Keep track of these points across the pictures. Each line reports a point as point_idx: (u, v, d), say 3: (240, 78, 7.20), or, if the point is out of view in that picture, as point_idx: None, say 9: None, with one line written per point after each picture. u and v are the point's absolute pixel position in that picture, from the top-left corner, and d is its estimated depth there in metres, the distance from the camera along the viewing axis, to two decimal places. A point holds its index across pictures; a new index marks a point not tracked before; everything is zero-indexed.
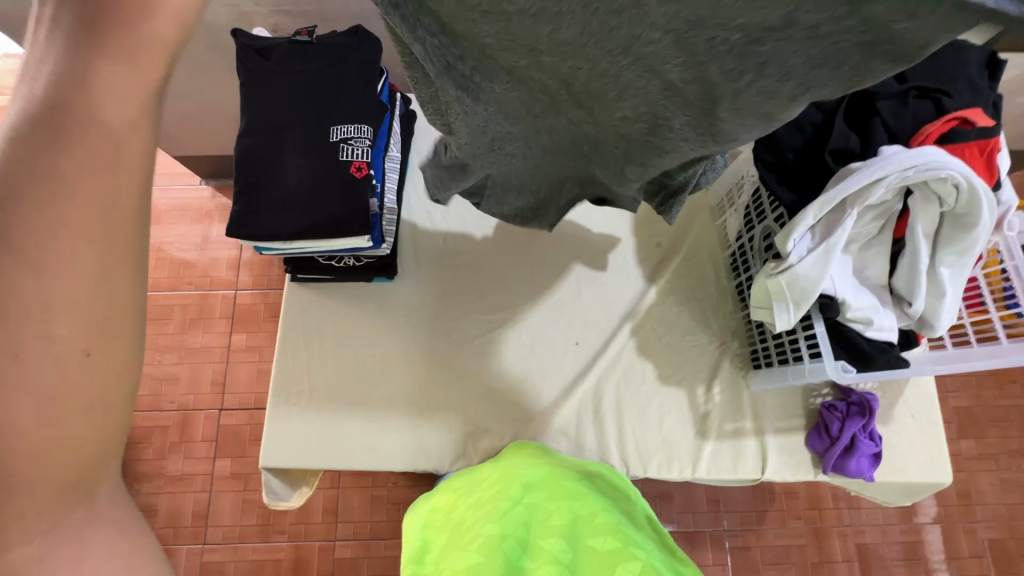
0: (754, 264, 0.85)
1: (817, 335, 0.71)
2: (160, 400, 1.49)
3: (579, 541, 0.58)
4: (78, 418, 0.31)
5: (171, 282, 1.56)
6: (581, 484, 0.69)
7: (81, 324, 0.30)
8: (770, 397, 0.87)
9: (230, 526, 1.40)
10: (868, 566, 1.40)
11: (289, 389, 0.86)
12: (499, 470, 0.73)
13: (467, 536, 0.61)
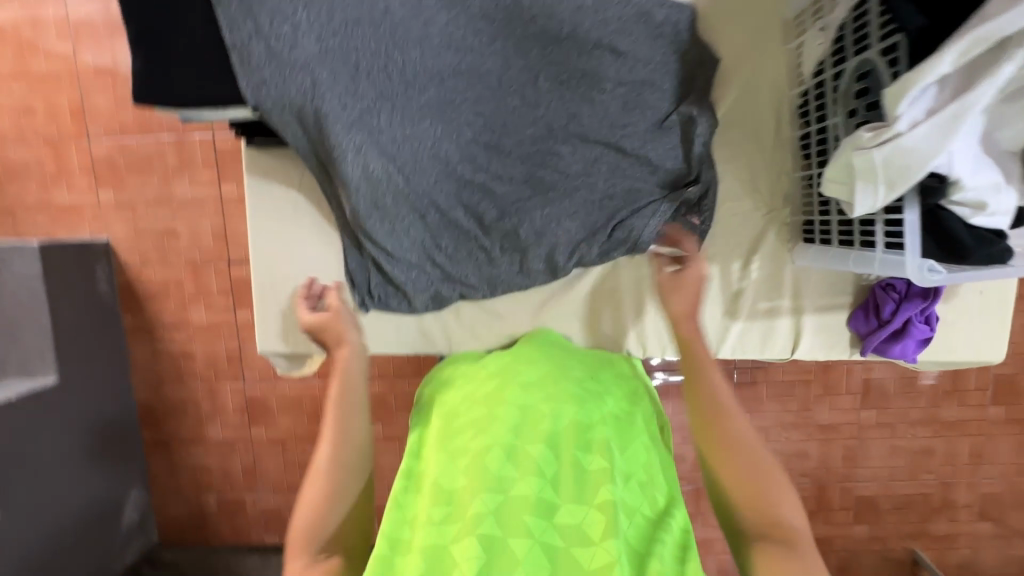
0: (833, 112, 0.78)
1: (904, 222, 0.69)
2: (167, 254, 1.47)
3: (563, 451, 0.59)
4: None
5: (143, 126, 1.42)
6: (580, 390, 0.68)
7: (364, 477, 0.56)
8: (814, 275, 0.94)
9: (264, 367, 1.50)
10: (871, 398, 1.46)
11: (269, 272, 1.00)
12: (497, 367, 0.74)
13: (454, 441, 0.62)
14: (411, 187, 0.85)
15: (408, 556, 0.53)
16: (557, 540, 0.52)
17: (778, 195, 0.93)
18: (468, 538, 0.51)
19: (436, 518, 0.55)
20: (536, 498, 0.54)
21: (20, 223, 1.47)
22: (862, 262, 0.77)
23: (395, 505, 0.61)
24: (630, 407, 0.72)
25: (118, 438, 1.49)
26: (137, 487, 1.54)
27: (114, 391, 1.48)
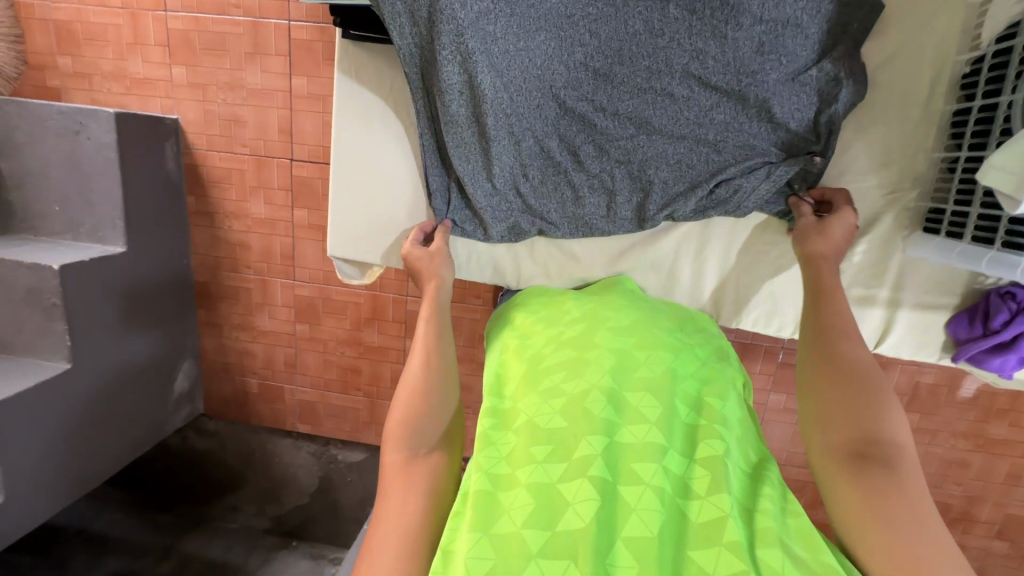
0: (1006, 92, 0.73)
1: None
2: (233, 142, 1.47)
3: (667, 400, 0.59)
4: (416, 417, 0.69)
5: (219, 4, 1.38)
6: (669, 337, 0.69)
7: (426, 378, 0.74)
8: (924, 270, 0.90)
9: (315, 269, 1.53)
10: (917, 402, 1.41)
11: (350, 180, 1.00)
12: (582, 312, 0.73)
13: (547, 384, 0.62)
14: (516, 108, 0.89)
15: (510, 490, 0.53)
16: (668, 485, 0.52)
17: (906, 175, 0.88)
18: (581, 478, 0.51)
19: (540, 455, 0.54)
20: (647, 446, 0.54)
21: (96, 89, 1.48)
22: (1002, 266, 0.72)
23: (485, 440, 0.59)
24: (715, 359, 0.70)
25: (176, 312, 1.57)
26: (189, 360, 1.65)
27: (175, 268, 1.55)
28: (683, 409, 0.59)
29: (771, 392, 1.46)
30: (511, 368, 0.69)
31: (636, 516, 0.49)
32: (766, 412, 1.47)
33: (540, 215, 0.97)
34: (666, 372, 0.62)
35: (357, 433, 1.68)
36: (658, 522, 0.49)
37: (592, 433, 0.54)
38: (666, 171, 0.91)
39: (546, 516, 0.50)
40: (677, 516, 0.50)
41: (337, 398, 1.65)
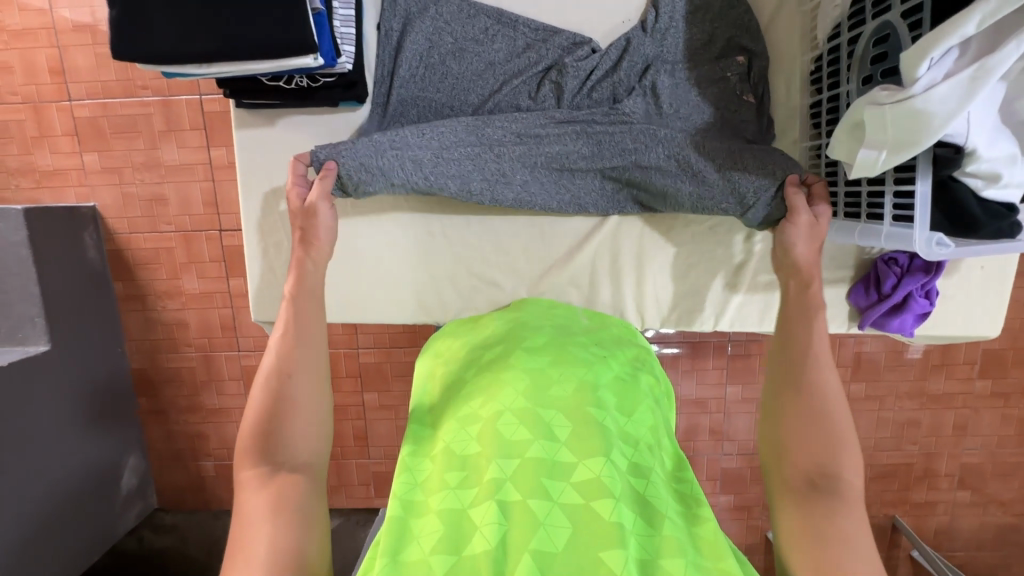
0: (847, 78, 0.80)
1: (916, 192, 0.71)
2: (157, 221, 1.44)
3: (577, 410, 0.56)
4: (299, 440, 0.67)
5: (124, 87, 1.37)
6: (585, 349, 0.66)
7: (298, 432, 0.67)
8: (818, 249, 0.93)
9: (259, 337, 1.49)
10: (862, 371, 1.48)
11: (267, 241, 0.96)
12: (505, 329, 0.71)
13: (465, 410, 0.58)
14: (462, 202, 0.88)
15: (423, 518, 0.50)
16: (579, 498, 0.48)
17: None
18: (488, 502, 0.48)
19: (451, 482, 0.51)
20: (550, 461, 0.51)
21: (3, 186, 1.42)
22: (871, 235, 0.78)
23: (404, 468, 0.56)
24: (633, 370, 0.67)
25: (114, 405, 1.49)
26: (135, 453, 1.56)
27: (107, 359, 1.48)
28: (598, 415, 0.55)
29: (727, 384, 1.50)
30: (432, 395, 0.65)
31: (543, 532, 0.46)
32: (726, 405, 1.51)
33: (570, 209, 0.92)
34: (581, 383, 0.59)
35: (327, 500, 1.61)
36: (564, 535, 0.46)
37: (496, 457, 0.51)
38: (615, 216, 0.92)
39: (455, 538, 0.47)
40: (587, 522, 0.47)
41: None
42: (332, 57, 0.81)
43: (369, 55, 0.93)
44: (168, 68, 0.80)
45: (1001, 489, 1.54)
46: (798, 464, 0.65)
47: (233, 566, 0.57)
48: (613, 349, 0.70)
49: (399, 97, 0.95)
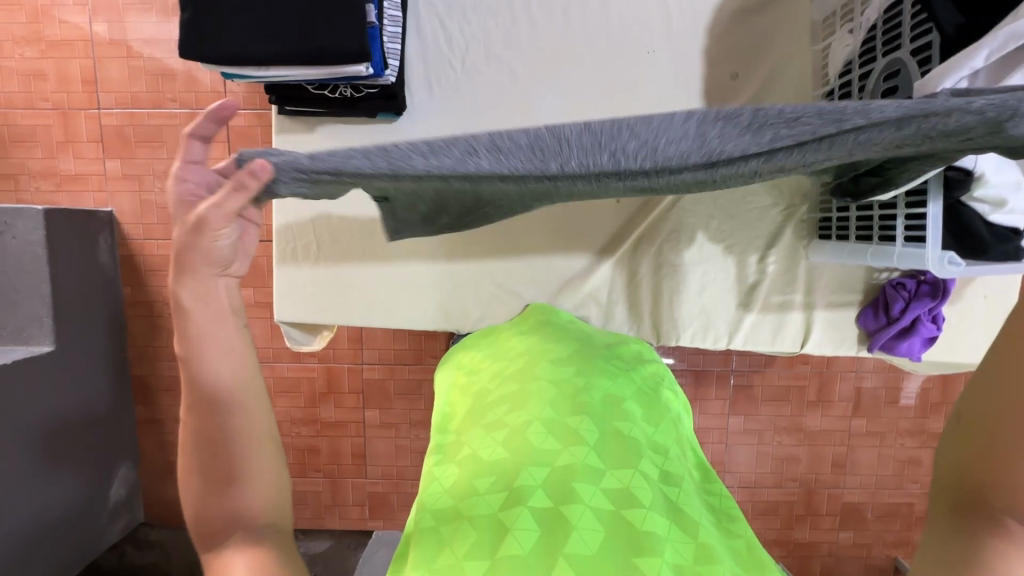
0: None
1: (928, 214, 0.73)
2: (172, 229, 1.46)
3: (606, 422, 0.57)
4: (253, 469, 0.49)
5: (153, 99, 1.42)
6: (607, 361, 0.68)
7: (244, 460, 0.49)
8: (828, 273, 0.96)
9: (264, 347, 1.49)
10: (862, 407, 1.49)
11: (294, 244, 0.97)
12: (526, 341, 0.72)
13: (491, 419, 0.58)
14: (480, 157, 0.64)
15: (450, 524, 0.48)
16: (612, 503, 0.48)
17: (795, 192, 0.95)
18: (520, 507, 0.47)
19: (482, 488, 0.50)
20: (582, 465, 0.51)
21: (22, 188, 1.44)
22: (883, 256, 0.80)
23: (430, 478, 0.55)
24: (654, 383, 0.68)
25: (110, 412, 1.47)
26: (126, 463, 1.53)
27: (108, 365, 1.46)
28: (626, 428, 0.56)
29: (729, 415, 1.50)
30: (455, 405, 0.66)
31: (576, 536, 0.44)
32: (727, 436, 1.51)
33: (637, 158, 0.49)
34: (607, 395, 0.61)
35: (320, 519, 1.57)
36: (598, 540, 0.45)
37: (529, 465, 0.51)
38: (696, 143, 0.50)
39: (484, 543, 0.45)
40: (621, 527, 0.46)
41: (295, 483, 1.55)
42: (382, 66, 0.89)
43: (409, 76, 1.01)
44: (228, 68, 0.87)
45: None
46: (1011, 506, 0.42)
47: None
48: (634, 366, 0.71)
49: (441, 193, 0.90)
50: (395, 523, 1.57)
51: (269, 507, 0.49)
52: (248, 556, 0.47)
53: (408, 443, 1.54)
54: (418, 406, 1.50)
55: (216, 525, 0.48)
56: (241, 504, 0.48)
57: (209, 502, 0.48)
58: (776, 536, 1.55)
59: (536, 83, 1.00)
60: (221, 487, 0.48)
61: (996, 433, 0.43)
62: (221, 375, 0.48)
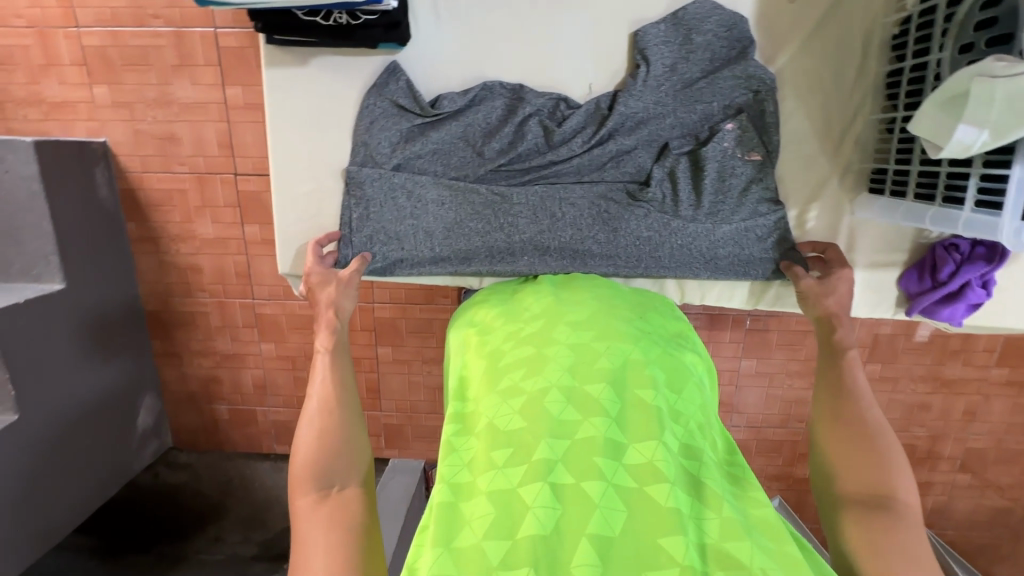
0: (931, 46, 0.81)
1: (1009, 178, 0.71)
2: (169, 161, 1.40)
3: (627, 392, 0.59)
4: (338, 442, 0.73)
5: (136, 16, 1.29)
6: (629, 323, 0.69)
7: (337, 434, 0.74)
8: (874, 231, 0.98)
9: (274, 286, 1.48)
10: (879, 352, 1.46)
11: (292, 194, 1.01)
12: (543, 303, 0.73)
13: (505, 384, 0.61)
14: (494, 267, 0.99)
15: (472, 500, 0.53)
16: (633, 480, 0.52)
17: (846, 138, 0.96)
18: (539, 482, 0.51)
19: (500, 460, 0.54)
20: (604, 440, 0.54)
21: (10, 117, 1.37)
22: (944, 221, 0.80)
23: (449, 447, 0.60)
24: (677, 345, 0.71)
25: (130, 346, 1.51)
26: (150, 393, 1.58)
27: (122, 301, 1.47)
28: (646, 396, 0.59)
29: (742, 358, 1.49)
30: (470, 365, 0.68)
31: (599, 514, 0.49)
32: (738, 378, 1.51)
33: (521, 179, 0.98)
34: (626, 360, 0.62)
35: None
36: (620, 520, 0.50)
37: (546, 437, 0.54)
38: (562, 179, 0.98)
39: (505, 524, 0.50)
40: (646, 506, 0.50)
41: None
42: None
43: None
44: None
45: (1001, 473, 1.57)
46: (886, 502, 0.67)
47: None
48: (654, 325, 0.73)
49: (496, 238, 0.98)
50: (409, 452, 1.64)
51: (341, 474, 0.70)
52: (323, 509, 0.66)
53: (421, 379, 1.56)
54: (431, 344, 1.51)
55: (306, 474, 0.69)
56: (329, 461, 0.71)
57: (307, 450, 0.71)
58: (777, 471, 1.60)
59: (556, 10, 0.95)
60: (317, 446, 0.72)
61: (869, 444, 0.73)
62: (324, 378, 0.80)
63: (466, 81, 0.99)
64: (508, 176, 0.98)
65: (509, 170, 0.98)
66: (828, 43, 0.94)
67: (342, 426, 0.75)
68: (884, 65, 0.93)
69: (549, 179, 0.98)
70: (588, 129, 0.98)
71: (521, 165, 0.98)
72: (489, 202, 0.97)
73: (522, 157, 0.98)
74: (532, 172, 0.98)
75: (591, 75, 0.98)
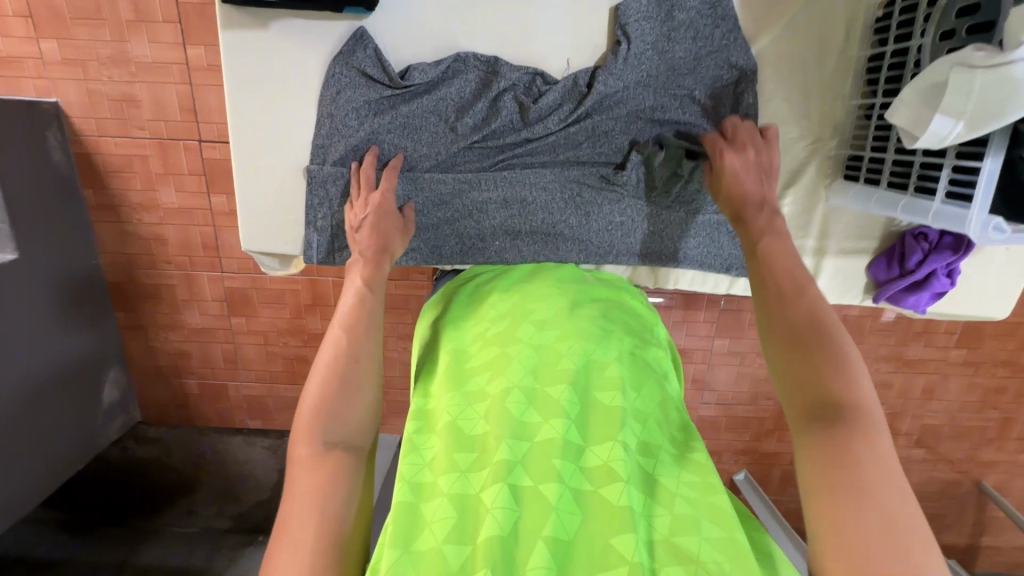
0: (917, 29, 0.80)
1: (979, 171, 0.72)
2: (128, 125, 1.32)
3: (587, 395, 0.67)
4: (355, 398, 0.72)
5: None
6: (591, 321, 0.76)
7: (357, 389, 0.73)
8: (848, 217, 0.99)
9: (242, 259, 1.43)
10: (846, 333, 1.50)
11: (253, 167, 0.96)
12: (508, 304, 0.80)
13: (471, 386, 0.69)
14: (467, 255, 1.02)
15: (431, 500, 0.59)
16: (589, 484, 0.59)
17: (825, 126, 0.95)
18: (497, 484, 0.57)
19: (462, 464, 0.61)
20: (563, 443, 0.61)
21: None
22: (914, 211, 0.80)
23: (412, 445, 0.66)
24: (643, 343, 0.78)
25: (90, 320, 1.45)
26: (115, 367, 1.54)
27: (81, 272, 1.41)
28: (608, 398, 0.66)
29: (716, 337, 1.52)
30: (438, 357, 0.77)
31: (555, 516, 0.55)
32: (711, 357, 1.54)
33: (493, 161, 0.97)
34: (587, 363, 0.70)
35: None
36: (575, 524, 0.56)
37: (507, 437, 0.61)
38: (534, 163, 0.98)
39: (465, 526, 0.56)
40: (600, 505, 0.57)
41: (286, 389, 1.58)
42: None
43: None
44: None
45: (954, 448, 1.65)
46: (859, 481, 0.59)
47: (281, 537, 0.60)
48: (620, 321, 0.80)
49: (467, 224, 1.00)
50: (385, 427, 1.64)
51: (353, 434, 0.70)
52: (326, 465, 0.66)
53: (397, 355, 1.55)
54: (406, 320, 1.49)
55: (316, 423, 0.69)
56: (342, 415, 0.70)
57: (321, 402, 0.70)
58: (744, 446, 1.65)
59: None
60: (335, 396, 0.71)
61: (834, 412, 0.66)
62: (343, 326, 0.78)
63: (435, 52, 0.94)
64: (480, 160, 0.97)
65: (480, 147, 0.96)
66: (812, 22, 0.91)
67: (361, 380, 0.74)
68: (865, 47, 0.92)
69: (522, 163, 0.98)
70: (565, 107, 0.94)
71: (493, 140, 0.96)
72: (461, 187, 0.97)
73: (494, 137, 0.95)
74: (502, 152, 0.97)
75: (569, 52, 0.94)
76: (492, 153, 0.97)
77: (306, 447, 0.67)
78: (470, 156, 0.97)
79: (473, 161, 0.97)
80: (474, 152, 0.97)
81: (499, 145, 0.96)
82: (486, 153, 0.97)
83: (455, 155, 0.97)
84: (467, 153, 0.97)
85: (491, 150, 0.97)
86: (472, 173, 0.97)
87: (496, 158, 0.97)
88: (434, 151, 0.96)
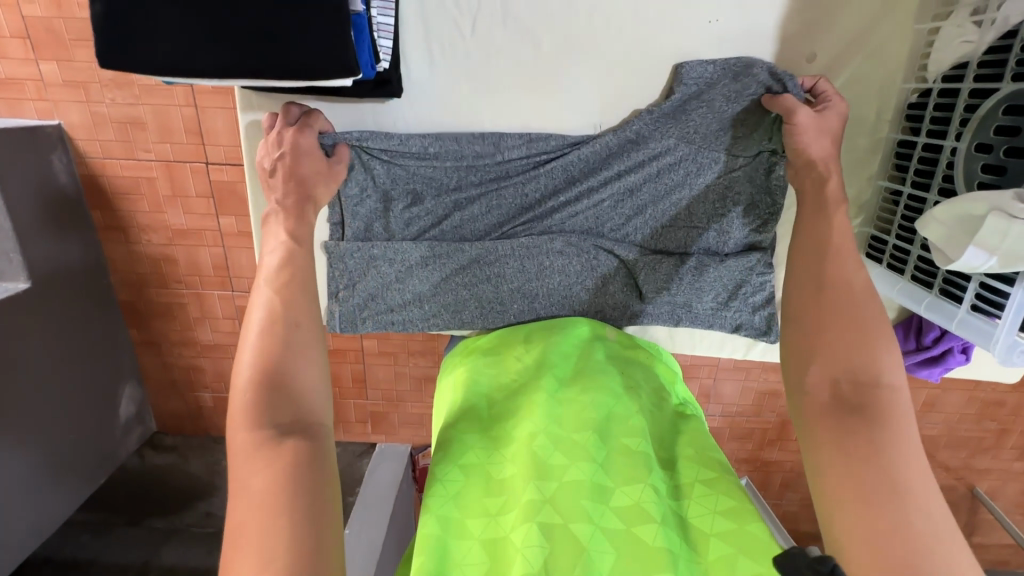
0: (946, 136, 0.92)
1: (1008, 296, 0.82)
2: (133, 147, 1.30)
3: (614, 443, 0.70)
4: (293, 368, 0.73)
5: None
6: (611, 373, 0.80)
7: (298, 357, 0.74)
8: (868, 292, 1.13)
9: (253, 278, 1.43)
10: None
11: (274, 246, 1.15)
12: (531, 354, 0.84)
13: (499, 433, 0.73)
14: (486, 318, 1.08)
15: (462, 541, 0.61)
16: (621, 522, 0.61)
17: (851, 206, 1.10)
18: (527, 525, 0.60)
19: (492, 509, 0.64)
20: (590, 483, 0.64)
21: None
22: (939, 311, 0.92)
23: (434, 479, 0.69)
24: (658, 399, 0.81)
25: (105, 340, 1.47)
26: (131, 382, 1.57)
27: (93, 292, 1.42)
28: (633, 443, 0.69)
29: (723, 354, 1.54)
30: (456, 398, 0.80)
31: (588, 556, 0.58)
32: (717, 371, 1.56)
33: (512, 223, 1.06)
34: (608, 412, 0.73)
35: None
36: (607, 561, 0.58)
37: (533, 482, 0.64)
38: (550, 221, 1.05)
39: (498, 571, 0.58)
40: (635, 544, 0.59)
41: None
42: (373, 67, 0.91)
43: (412, 41, 1.00)
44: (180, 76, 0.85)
45: (950, 456, 1.69)
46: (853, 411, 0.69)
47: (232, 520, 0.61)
48: (642, 379, 0.83)
49: (484, 287, 1.06)
50: (396, 437, 1.68)
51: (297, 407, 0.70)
52: (267, 439, 0.66)
53: (408, 370, 1.57)
54: (417, 337, 1.50)
55: (253, 399, 0.69)
56: (280, 384, 0.71)
57: (259, 377, 0.71)
58: (746, 454, 1.69)
59: (564, 59, 1.01)
60: (271, 370, 0.72)
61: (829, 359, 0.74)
62: (271, 296, 0.78)
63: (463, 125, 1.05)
64: (500, 222, 1.06)
65: (499, 212, 1.06)
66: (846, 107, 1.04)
67: (302, 347, 0.75)
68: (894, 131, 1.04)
69: (539, 223, 1.06)
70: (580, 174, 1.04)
71: (511, 202, 1.05)
72: (477, 254, 1.05)
73: (512, 202, 1.05)
74: (521, 213, 1.06)
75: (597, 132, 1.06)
76: (510, 213, 1.06)
77: (249, 426, 0.67)
78: (492, 217, 1.06)
79: (493, 222, 1.06)
80: (494, 214, 1.06)
81: (518, 205, 1.05)
82: (504, 214, 1.06)
83: (477, 217, 1.06)
84: (487, 213, 1.06)
85: (510, 209, 1.06)
86: (492, 235, 1.06)
87: (517, 221, 1.06)
88: (460, 217, 1.05)
